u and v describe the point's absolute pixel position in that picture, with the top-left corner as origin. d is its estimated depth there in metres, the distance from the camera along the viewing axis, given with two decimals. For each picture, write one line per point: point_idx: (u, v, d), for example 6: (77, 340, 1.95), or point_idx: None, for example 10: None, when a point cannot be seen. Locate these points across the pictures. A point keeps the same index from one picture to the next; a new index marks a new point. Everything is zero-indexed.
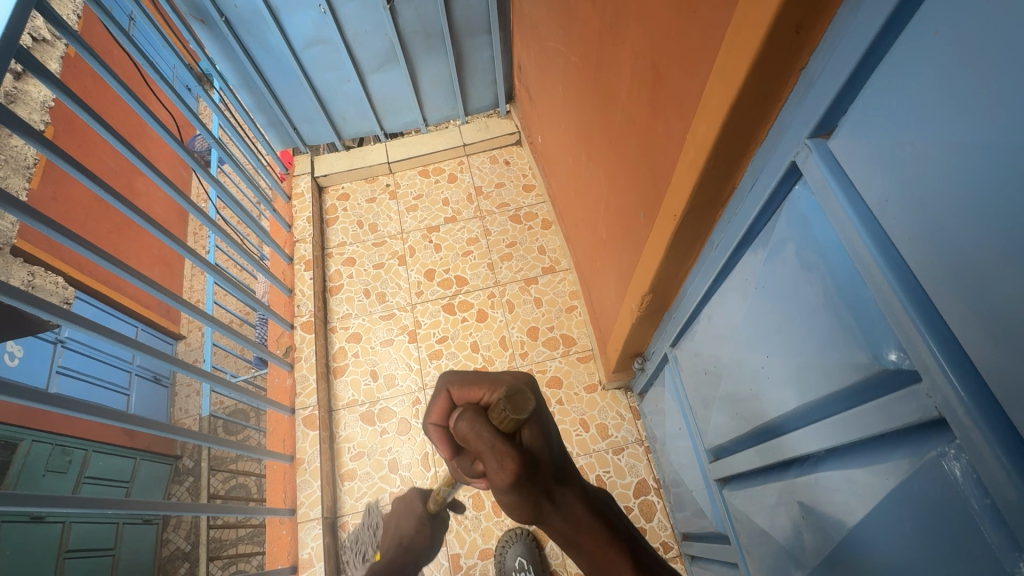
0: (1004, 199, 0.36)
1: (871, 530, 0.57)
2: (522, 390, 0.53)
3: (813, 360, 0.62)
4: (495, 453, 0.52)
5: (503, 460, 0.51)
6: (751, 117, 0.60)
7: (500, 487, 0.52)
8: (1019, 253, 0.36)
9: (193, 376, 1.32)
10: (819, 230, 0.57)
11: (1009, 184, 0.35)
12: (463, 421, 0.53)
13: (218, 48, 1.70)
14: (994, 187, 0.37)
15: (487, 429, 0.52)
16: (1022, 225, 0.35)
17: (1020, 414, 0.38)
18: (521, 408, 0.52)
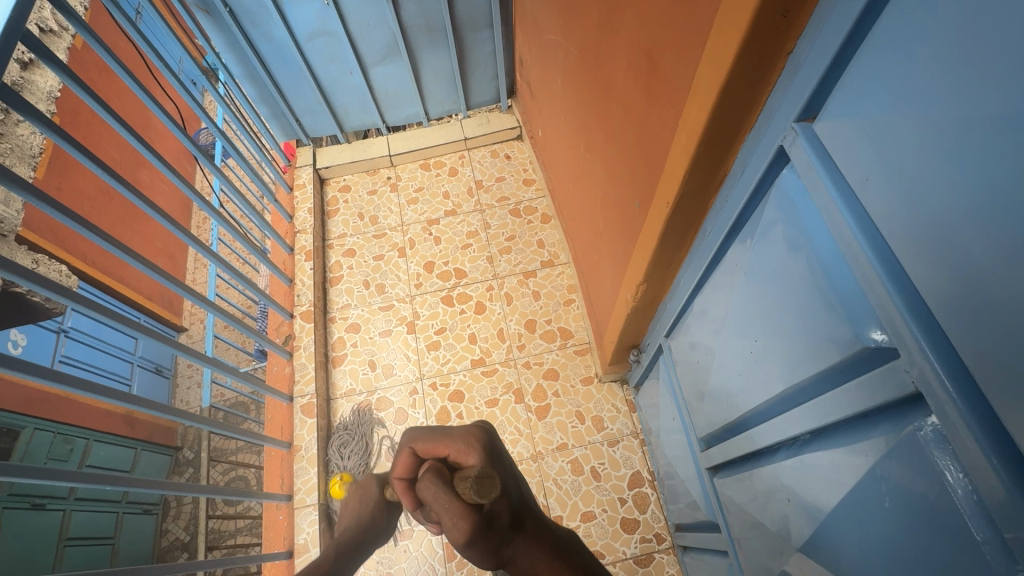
0: (976, 171, 0.37)
1: (852, 509, 0.58)
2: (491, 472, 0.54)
3: (798, 342, 0.62)
4: (453, 520, 0.53)
5: (457, 524, 0.52)
6: (741, 102, 0.61)
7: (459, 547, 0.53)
8: (988, 223, 0.37)
9: (194, 360, 1.33)
10: (804, 213, 0.58)
11: (979, 157, 0.37)
12: (431, 486, 0.56)
13: (222, 38, 1.71)
14: (966, 161, 0.38)
15: (448, 497, 0.54)
16: (992, 196, 0.36)
17: (991, 383, 0.39)
18: (487, 490, 0.52)
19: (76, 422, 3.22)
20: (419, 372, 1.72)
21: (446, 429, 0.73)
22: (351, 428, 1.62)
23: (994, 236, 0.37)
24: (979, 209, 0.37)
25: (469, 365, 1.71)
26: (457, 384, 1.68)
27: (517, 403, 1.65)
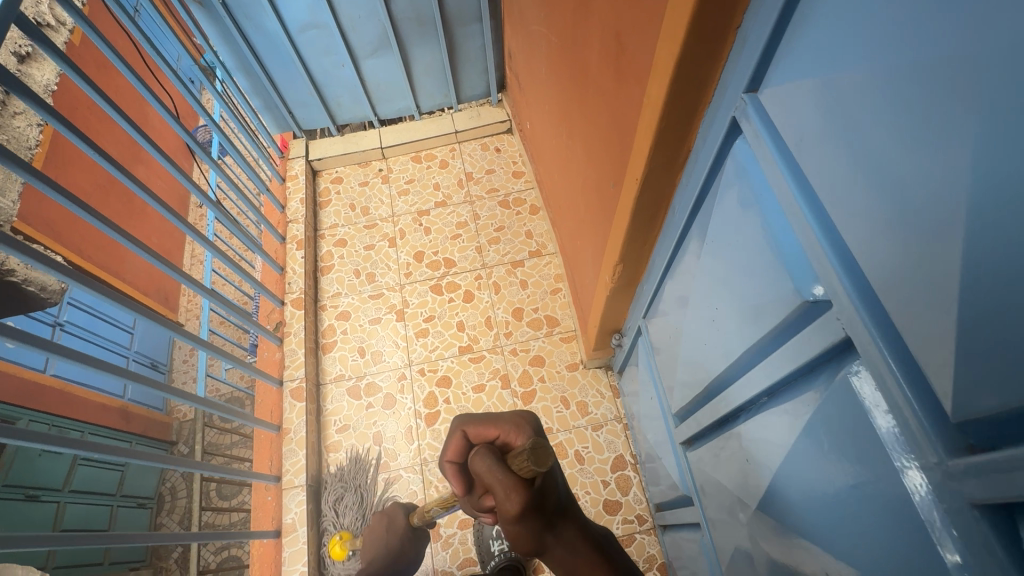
0: (881, 120, 0.40)
1: (801, 461, 0.61)
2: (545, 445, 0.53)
3: (753, 305, 0.66)
4: (504, 492, 0.52)
5: (510, 497, 0.51)
6: (697, 79, 0.65)
7: (505, 525, 0.52)
8: (893, 164, 0.40)
9: (186, 341, 1.36)
10: (754, 178, 0.61)
11: (882, 106, 0.40)
12: (481, 462, 0.55)
13: (215, 30, 1.75)
14: (873, 111, 0.41)
15: (503, 470, 0.53)
16: (893, 140, 0.39)
17: (899, 318, 0.41)
18: (543, 460, 0.53)
19: (72, 414, 3.26)
20: (407, 358, 1.75)
21: (492, 416, 0.75)
22: (337, 485, 1.54)
23: (898, 176, 0.39)
24: (887, 156, 0.40)
25: (457, 352, 1.74)
26: (444, 370, 1.71)
27: (503, 388, 1.68)
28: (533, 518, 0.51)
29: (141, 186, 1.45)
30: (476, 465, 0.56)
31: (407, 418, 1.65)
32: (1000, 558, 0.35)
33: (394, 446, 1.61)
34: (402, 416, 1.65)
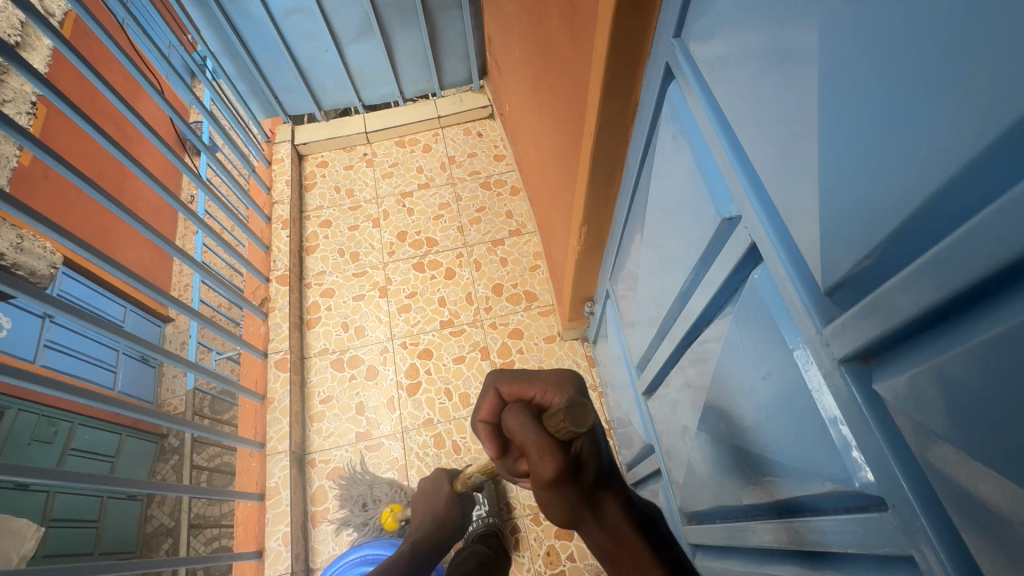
0: (764, 41, 0.47)
1: (729, 374, 0.67)
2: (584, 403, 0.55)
3: (687, 237, 0.72)
4: (538, 449, 0.55)
5: (545, 459, 0.54)
6: (635, 30, 0.71)
7: (539, 481, 0.55)
8: (773, 79, 0.46)
9: (177, 308, 1.42)
10: (684, 117, 0.67)
11: (763, 28, 0.46)
12: (518, 421, 0.57)
13: (201, 15, 1.81)
14: (758, 34, 0.47)
15: (538, 430, 0.55)
16: (772, 57, 0.46)
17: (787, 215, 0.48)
18: (580, 420, 0.54)
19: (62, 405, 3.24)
20: (390, 332, 1.80)
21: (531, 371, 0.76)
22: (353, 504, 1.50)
23: (777, 88, 0.46)
24: (769, 73, 0.47)
25: (438, 326, 1.79)
26: (426, 343, 1.76)
27: (483, 359, 1.73)
28: (566, 477, 0.54)
29: (133, 161, 1.49)
30: (512, 421, 0.58)
31: (388, 389, 1.69)
32: (857, 400, 0.41)
33: (376, 415, 1.66)
34: (384, 387, 1.70)
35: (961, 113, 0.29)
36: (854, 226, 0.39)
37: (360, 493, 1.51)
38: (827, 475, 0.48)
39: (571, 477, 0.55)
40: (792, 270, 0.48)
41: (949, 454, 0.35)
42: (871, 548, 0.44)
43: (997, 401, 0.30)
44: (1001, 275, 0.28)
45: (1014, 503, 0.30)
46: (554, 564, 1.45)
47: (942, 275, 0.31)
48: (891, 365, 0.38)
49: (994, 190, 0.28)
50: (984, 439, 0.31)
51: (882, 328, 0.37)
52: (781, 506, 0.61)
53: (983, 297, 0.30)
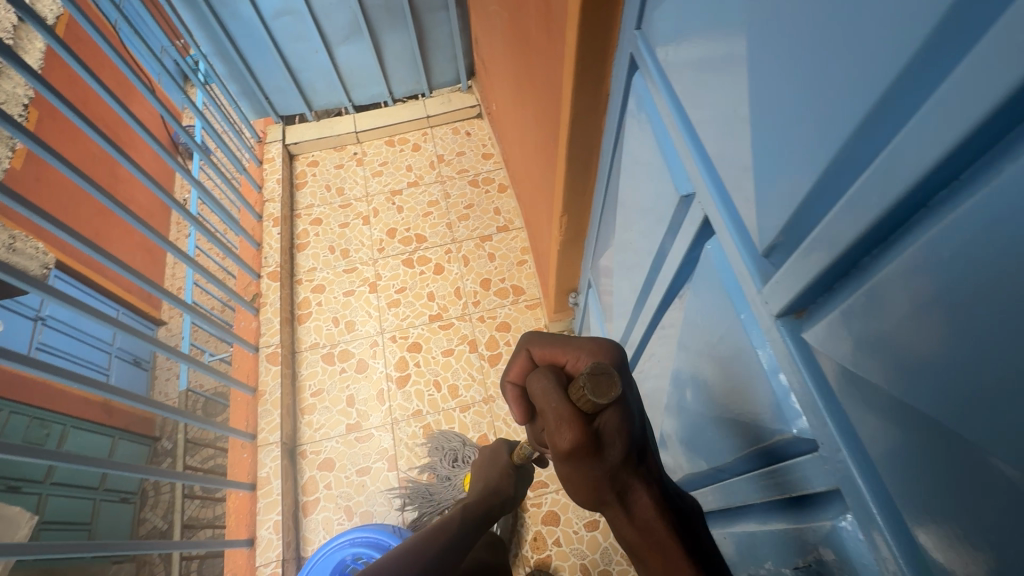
0: (704, 29, 0.52)
1: (690, 345, 0.71)
2: (612, 372, 0.48)
3: (652, 218, 0.76)
4: (557, 418, 0.49)
5: (561, 429, 0.48)
6: (601, 26, 0.76)
7: (556, 452, 0.49)
8: (712, 62, 0.51)
9: (173, 302, 1.46)
10: (646, 103, 0.72)
11: (703, 17, 0.51)
12: (541, 386, 0.52)
13: (192, 17, 1.84)
14: (700, 23, 0.52)
15: (559, 397, 0.50)
16: (711, 43, 0.51)
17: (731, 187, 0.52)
18: (602, 391, 0.47)
19: (54, 407, 3.22)
20: (380, 327, 1.83)
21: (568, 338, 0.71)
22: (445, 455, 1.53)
23: (715, 71, 0.51)
24: (709, 59, 0.52)
25: (427, 320, 1.83)
26: (415, 337, 1.80)
27: (471, 352, 1.76)
28: (585, 452, 0.48)
29: (127, 160, 1.52)
30: (535, 386, 0.53)
31: (378, 381, 1.73)
32: (791, 350, 0.46)
33: (366, 407, 1.69)
34: (374, 380, 1.73)
35: (853, 80, 0.33)
36: (782, 190, 0.44)
37: (451, 447, 1.55)
38: (771, 426, 0.52)
39: (592, 454, 0.48)
40: (737, 237, 0.52)
41: (862, 388, 0.39)
42: (807, 488, 0.48)
43: (895, 332, 0.35)
44: (891, 218, 0.33)
45: (911, 421, 0.35)
46: (541, 549, 1.48)
47: (848, 223, 0.36)
48: (817, 316, 0.43)
49: (880, 144, 0.33)
50: (886, 367, 0.36)
51: (808, 280, 0.42)
52: (736, 465, 0.65)
53: (884, 242, 0.35)
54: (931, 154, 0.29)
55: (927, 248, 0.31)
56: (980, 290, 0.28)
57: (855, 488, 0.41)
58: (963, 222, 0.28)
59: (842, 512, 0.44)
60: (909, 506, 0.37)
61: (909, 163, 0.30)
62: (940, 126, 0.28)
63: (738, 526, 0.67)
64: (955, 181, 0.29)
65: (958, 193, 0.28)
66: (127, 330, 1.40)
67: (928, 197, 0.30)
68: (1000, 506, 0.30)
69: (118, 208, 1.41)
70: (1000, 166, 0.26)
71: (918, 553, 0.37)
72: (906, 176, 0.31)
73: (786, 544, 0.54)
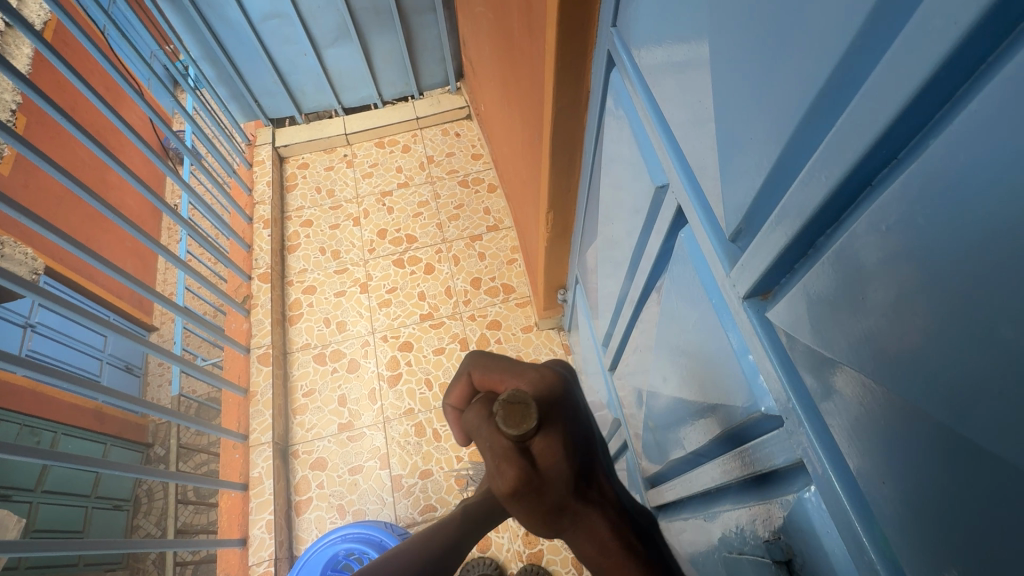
0: (671, 22, 0.54)
1: (668, 333, 0.73)
2: (526, 400, 0.40)
3: (631, 209, 0.78)
4: (490, 456, 0.40)
5: (497, 470, 0.39)
6: (580, 23, 0.78)
7: (496, 494, 0.40)
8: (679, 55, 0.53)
9: (165, 305, 1.47)
10: (622, 97, 0.74)
11: (670, 11, 0.53)
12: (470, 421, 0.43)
13: (180, 20, 1.85)
14: (668, 16, 0.54)
15: (486, 432, 0.41)
16: (677, 36, 0.53)
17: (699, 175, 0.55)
18: (522, 421, 0.39)
19: (45, 414, 3.19)
20: (371, 326, 1.84)
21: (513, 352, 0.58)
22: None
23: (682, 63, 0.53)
24: (676, 52, 0.54)
25: (418, 319, 1.84)
26: (407, 336, 1.81)
27: (462, 350, 1.77)
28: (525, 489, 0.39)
29: (118, 164, 1.52)
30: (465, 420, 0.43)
31: (370, 381, 1.74)
32: (756, 329, 0.48)
33: (358, 407, 1.70)
34: (365, 380, 1.74)
35: (801, 69, 0.36)
36: (744, 175, 0.46)
37: None
38: (741, 406, 0.54)
39: (535, 491, 0.40)
40: (706, 224, 0.54)
41: (821, 362, 0.41)
42: (777, 464, 0.50)
43: (849, 306, 0.37)
44: (842, 195, 0.36)
45: (867, 389, 0.37)
46: (533, 544, 1.50)
47: (804, 201, 0.39)
48: (783, 295, 0.45)
49: (828, 125, 0.36)
50: (841, 340, 0.38)
51: (771, 260, 0.44)
52: (714, 447, 0.67)
53: (837, 220, 0.38)
54: (873, 131, 0.31)
55: (873, 223, 0.33)
56: (923, 257, 0.30)
57: (816, 457, 0.43)
58: (902, 195, 0.31)
59: (807, 484, 0.46)
60: (866, 473, 0.39)
61: (854, 141, 0.33)
62: (879, 106, 0.31)
63: (716, 509, 0.69)
64: (895, 160, 0.31)
65: (898, 170, 0.31)
66: (118, 332, 1.40)
67: (872, 175, 0.33)
68: (947, 464, 0.32)
69: (109, 212, 1.42)
70: (929, 143, 0.28)
71: (875, 517, 0.39)
72: (853, 154, 0.33)
73: (757, 520, 0.56)
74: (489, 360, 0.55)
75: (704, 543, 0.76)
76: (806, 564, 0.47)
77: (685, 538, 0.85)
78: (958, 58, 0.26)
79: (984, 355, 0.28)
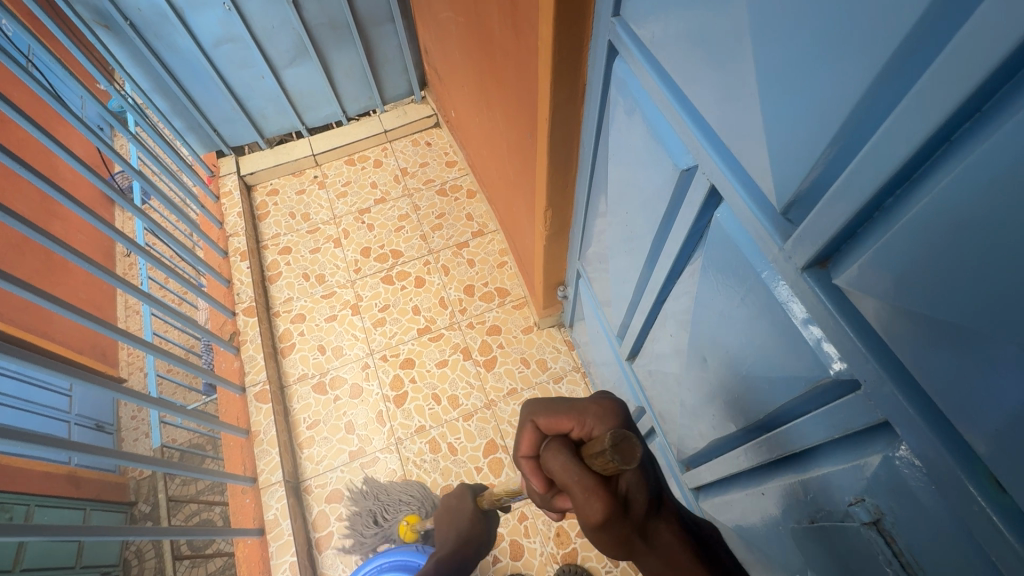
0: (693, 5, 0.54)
1: (707, 312, 0.72)
2: (627, 434, 0.48)
3: (648, 193, 0.78)
4: (584, 485, 0.49)
5: (590, 497, 0.48)
6: (575, 18, 0.78)
7: (583, 515, 0.49)
8: (704, 39, 0.54)
9: (139, 347, 1.38)
10: (630, 81, 0.74)
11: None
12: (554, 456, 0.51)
13: (126, 52, 1.78)
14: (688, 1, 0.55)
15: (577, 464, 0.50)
16: (701, 19, 0.53)
17: (738, 150, 0.55)
18: (628, 456, 0.47)
19: (13, 488, 2.92)
20: (368, 348, 1.79)
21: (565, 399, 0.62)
22: (363, 501, 1.52)
23: (706, 43, 0.54)
24: (700, 37, 0.54)
25: (416, 334, 1.80)
26: (406, 353, 1.77)
27: (465, 360, 1.74)
28: (617, 517, 0.48)
29: (69, 199, 1.42)
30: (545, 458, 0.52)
31: (376, 403, 1.69)
32: (820, 297, 0.48)
33: (367, 432, 1.65)
34: (371, 403, 1.69)
35: (860, 46, 0.37)
36: (796, 147, 0.46)
37: None
38: (804, 374, 0.54)
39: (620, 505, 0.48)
40: (748, 197, 0.54)
41: (905, 323, 0.41)
42: (853, 427, 0.51)
43: (936, 261, 0.37)
44: (922, 153, 0.36)
45: (963, 341, 0.37)
46: (565, 543, 1.46)
47: (877, 162, 0.39)
48: (847, 257, 0.45)
49: (901, 90, 0.36)
50: (931, 293, 0.38)
51: (836, 227, 0.44)
52: (769, 425, 0.67)
53: (909, 180, 0.38)
54: (960, 91, 0.31)
55: (961, 178, 0.33)
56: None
57: (905, 415, 0.43)
58: (997, 147, 0.31)
59: (895, 445, 0.46)
60: (965, 425, 0.39)
61: (932, 106, 0.34)
62: (963, 65, 0.31)
63: (773, 479, 0.70)
64: (979, 113, 0.32)
65: (984, 123, 0.31)
66: (88, 382, 1.31)
67: (950, 133, 0.34)
68: None
69: (66, 252, 1.32)
70: None
71: (978, 467, 0.39)
72: (938, 109, 0.33)
73: (831, 483, 0.57)
74: (549, 404, 0.62)
75: (759, 517, 0.77)
76: (896, 519, 0.48)
77: (733, 512, 0.86)
78: None
79: None
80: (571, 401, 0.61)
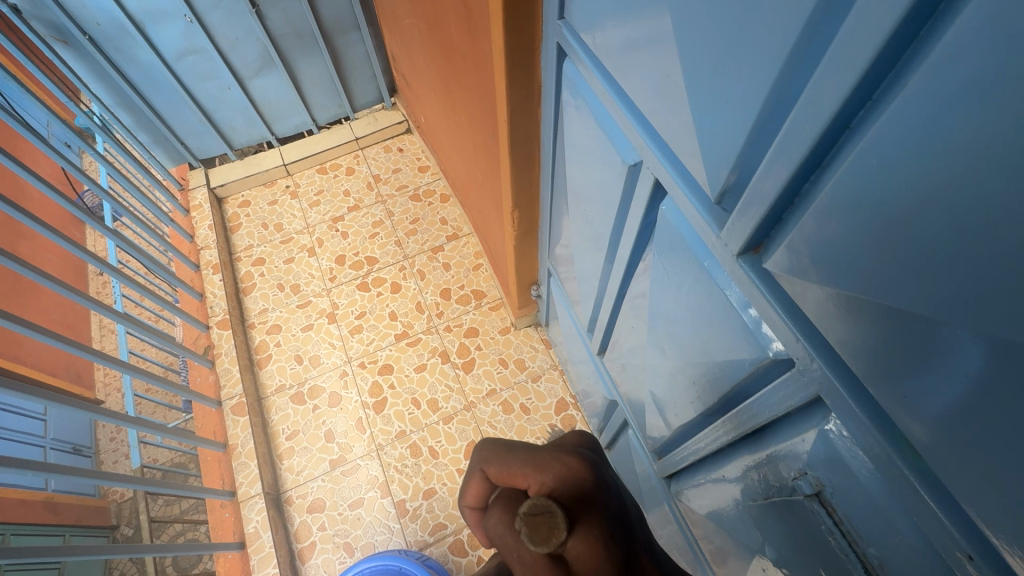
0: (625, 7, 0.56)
1: (663, 303, 0.74)
2: (552, 509, 0.42)
3: (603, 190, 0.80)
4: (523, 568, 0.42)
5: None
6: (524, 22, 0.80)
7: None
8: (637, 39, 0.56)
9: (110, 365, 1.36)
10: (579, 82, 0.76)
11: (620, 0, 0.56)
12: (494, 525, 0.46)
13: (86, 68, 1.75)
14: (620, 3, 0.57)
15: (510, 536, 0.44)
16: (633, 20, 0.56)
17: (675, 144, 0.57)
18: (547, 535, 0.41)
19: None
20: (346, 356, 1.79)
21: (524, 449, 0.54)
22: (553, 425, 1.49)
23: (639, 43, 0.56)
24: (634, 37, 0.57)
25: (393, 340, 1.80)
26: (384, 359, 1.77)
27: (444, 363, 1.75)
28: None
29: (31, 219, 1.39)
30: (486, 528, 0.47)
31: (355, 411, 1.69)
32: (755, 282, 0.50)
33: (347, 439, 1.65)
34: (350, 411, 1.69)
35: (765, 43, 0.40)
36: (722, 139, 0.49)
37: (592, 402, 1.51)
38: (747, 356, 0.57)
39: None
40: (687, 189, 0.57)
41: (825, 300, 0.44)
42: (792, 404, 0.53)
43: (845, 239, 0.39)
44: (825, 140, 0.39)
45: (874, 313, 0.39)
46: None
47: (789, 150, 0.42)
48: (775, 242, 0.48)
49: (804, 82, 0.39)
50: (843, 271, 0.41)
51: (761, 213, 0.47)
52: (725, 409, 0.70)
53: (819, 166, 0.41)
54: (850, 79, 0.34)
55: (858, 162, 0.36)
56: (911, 183, 0.32)
57: (833, 388, 0.46)
58: (884, 132, 0.33)
59: (829, 418, 0.49)
60: (881, 394, 0.41)
61: (828, 95, 0.36)
62: (849, 58, 0.34)
63: (733, 462, 0.72)
64: (870, 101, 0.34)
65: (874, 110, 0.34)
66: (58, 404, 1.29)
67: (849, 120, 0.36)
68: (954, 365, 0.34)
69: (31, 273, 1.30)
70: (906, 79, 0.31)
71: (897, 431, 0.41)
72: (833, 98, 0.36)
73: (778, 461, 0.59)
74: (503, 455, 0.55)
75: (724, 500, 0.79)
76: (834, 489, 0.51)
77: (702, 498, 0.88)
78: (917, 13, 0.29)
79: (967, 256, 0.30)
80: (527, 454, 0.52)
